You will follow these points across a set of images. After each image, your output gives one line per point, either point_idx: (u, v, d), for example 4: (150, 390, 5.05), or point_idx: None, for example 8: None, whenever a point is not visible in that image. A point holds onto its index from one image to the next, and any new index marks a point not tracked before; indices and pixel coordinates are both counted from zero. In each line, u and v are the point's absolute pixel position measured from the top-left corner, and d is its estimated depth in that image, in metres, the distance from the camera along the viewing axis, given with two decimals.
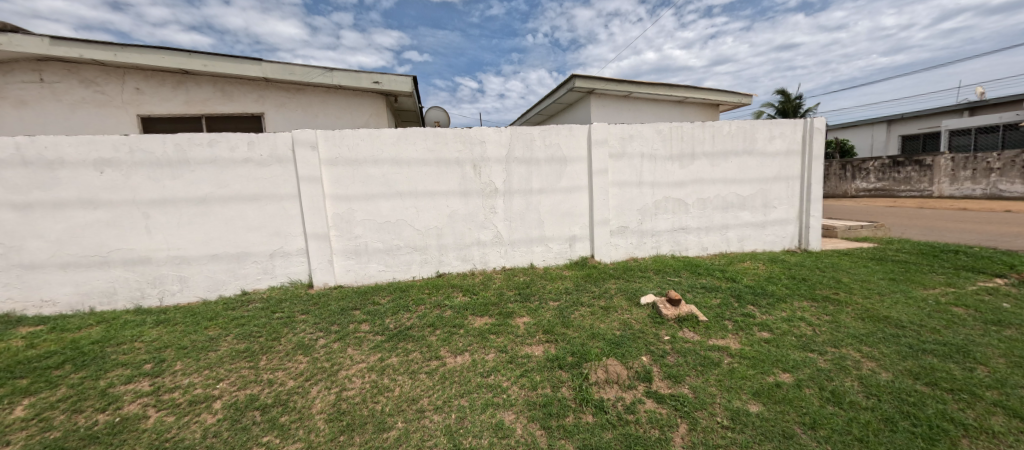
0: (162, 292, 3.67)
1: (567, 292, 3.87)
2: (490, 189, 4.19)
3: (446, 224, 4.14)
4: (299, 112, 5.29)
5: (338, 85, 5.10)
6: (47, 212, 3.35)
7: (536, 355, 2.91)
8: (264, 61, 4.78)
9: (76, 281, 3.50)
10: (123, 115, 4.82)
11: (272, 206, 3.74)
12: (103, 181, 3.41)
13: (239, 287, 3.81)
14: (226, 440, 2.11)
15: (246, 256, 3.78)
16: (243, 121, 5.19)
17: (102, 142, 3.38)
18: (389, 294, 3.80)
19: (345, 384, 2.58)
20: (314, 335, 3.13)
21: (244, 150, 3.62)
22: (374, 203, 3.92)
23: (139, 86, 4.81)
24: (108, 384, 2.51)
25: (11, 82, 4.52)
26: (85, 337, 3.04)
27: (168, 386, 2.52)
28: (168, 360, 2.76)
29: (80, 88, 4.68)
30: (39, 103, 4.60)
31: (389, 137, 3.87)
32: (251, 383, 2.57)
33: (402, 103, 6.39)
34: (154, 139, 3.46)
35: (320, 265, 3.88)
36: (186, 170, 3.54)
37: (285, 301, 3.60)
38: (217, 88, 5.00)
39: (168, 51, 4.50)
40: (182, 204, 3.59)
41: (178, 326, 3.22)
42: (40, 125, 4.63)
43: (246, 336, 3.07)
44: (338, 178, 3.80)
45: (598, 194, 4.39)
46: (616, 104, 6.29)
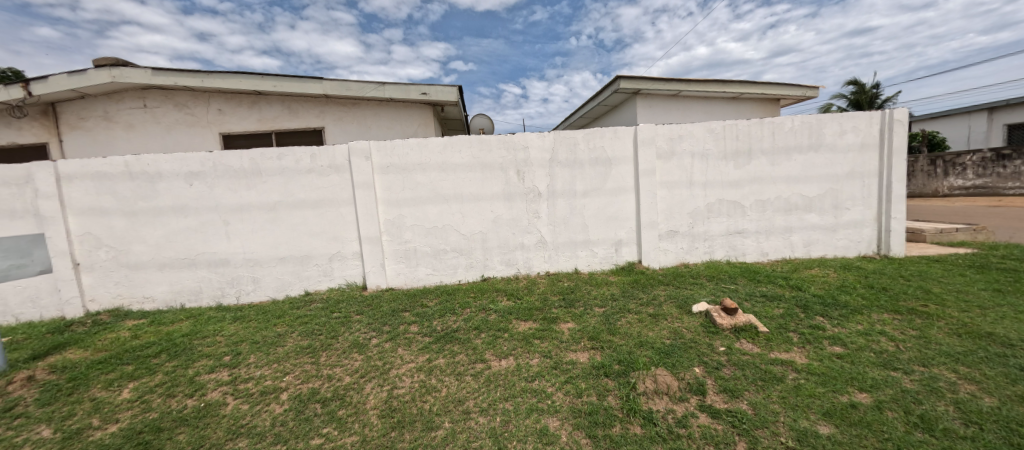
0: (238, 292, 4.05)
1: (613, 298, 3.76)
2: (534, 194, 4.17)
3: (490, 228, 4.18)
4: (355, 124, 5.64)
5: (389, 98, 5.38)
6: (148, 220, 3.85)
7: (581, 362, 2.86)
8: (323, 79, 5.17)
9: (170, 281, 3.98)
10: (208, 134, 5.43)
11: (332, 213, 4.02)
12: (192, 192, 3.86)
13: (303, 288, 4.11)
14: (291, 430, 2.33)
15: (308, 259, 4.08)
16: (306, 135, 5.63)
17: (190, 157, 3.82)
18: (436, 297, 3.89)
19: (395, 383, 2.73)
20: (368, 334, 3.30)
21: (307, 162, 3.92)
22: (422, 209, 4.06)
23: (220, 107, 5.40)
24: (195, 373, 2.82)
25: (121, 108, 5.26)
26: (176, 331, 3.43)
27: (242, 377, 2.79)
28: (243, 353, 3.04)
29: (174, 112, 5.34)
30: (143, 126, 5.31)
31: (435, 145, 3.99)
32: (313, 377, 2.79)
33: (448, 112, 6.61)
34: (231, 154, 3.85)
35: (373, 268, 4.07)
36: (258, 181, 3.91)
37: (342, 302, 3.82)
38: (284, 106, 5.48)
39: (244, 75, 5.01)
40: (255, 212, 3.95)
41: (251, 322, 3.54)
42: (143, 145, 5.34)
43: (309, 333, 3.30)
44: (389, 185, 3.99)
45: (645, 197, 4.23)
46: (663, 103, 6.05)
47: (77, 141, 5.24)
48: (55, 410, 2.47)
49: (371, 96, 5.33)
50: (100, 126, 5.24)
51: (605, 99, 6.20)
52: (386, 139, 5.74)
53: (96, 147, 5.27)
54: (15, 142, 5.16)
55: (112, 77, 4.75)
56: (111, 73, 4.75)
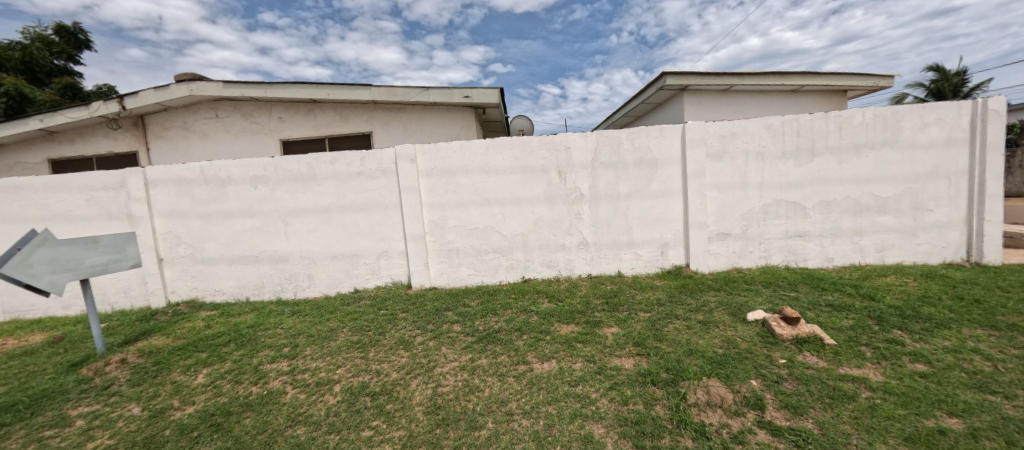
0: (295, 287, 4.31)
1: (659, 303, 3.61)
2: (576, 195, 4.10)
3: (531, 230, 4.16)
4: (400, 128, 5.85)
5: (432, 102, 5.53)
6: (219, 220, 4.20)
7: (627, 368, 2.76)
8: (372, 86, 5.41)
9: (237, 276, 4.32)
10: (269, 141, 5.85)
11: (380, 214, 4.18)
12: (256, 194, 4.17)
13: (353, 285, 4.31)
14: (343, 421, 2.44)
15: (358, 258, 4.27)
16: (356, 140, 5.92)
17: (255, 162, 4.12)
18: (478, 298, 3.92)
19: (440, 381, 2.78)
20: (413, 332, 3.39)
21: (358, 165, 4.10)
22: (465, 211, 4.12)
23: (280, 115, 5.81)
24: (259, 362, 3.04)
25: (197, 119, 5.81)
26: (241, 322, 3.71)
27: (299, 368, 2.96)
28: (300, 345, 3.24)
29: (241, 121, 5.82)
30: (215, 134, 5.83)
31: (478, 148, 4.04)
32: (362, 371, 2.91)
33: (490, 114, 6.69)
34: (290, 159, 4.12)
35: (418, 267, 4.19)
36: (314, 183, 4.15)
37: (389, 300, 3.96)
38: (336, 113, 5.80)
39: (301, 85, 5.35)
40: (311, 213, 4.19)
41: (307, 317, 3.76)
42: (214, 151, 5.85)
43: (359, 329, 3.45)
44: (433, 187, 4.08)
45: (694, 198, 4.02)
46: (713, 99, 5.74)
47: (161, 149, 5.84)
48: (143, 390, 2.75)
49: (416, 101, 5.50)
50: (180, 135, 5.81)
51: (650, 96, 5.99)
52: (430, 142, 5.90)
53: (176, 154, 5.85)
54: (111, 150, 5.84)
55: (189, 90, 5.25)
56: (189, 87, 5.25)
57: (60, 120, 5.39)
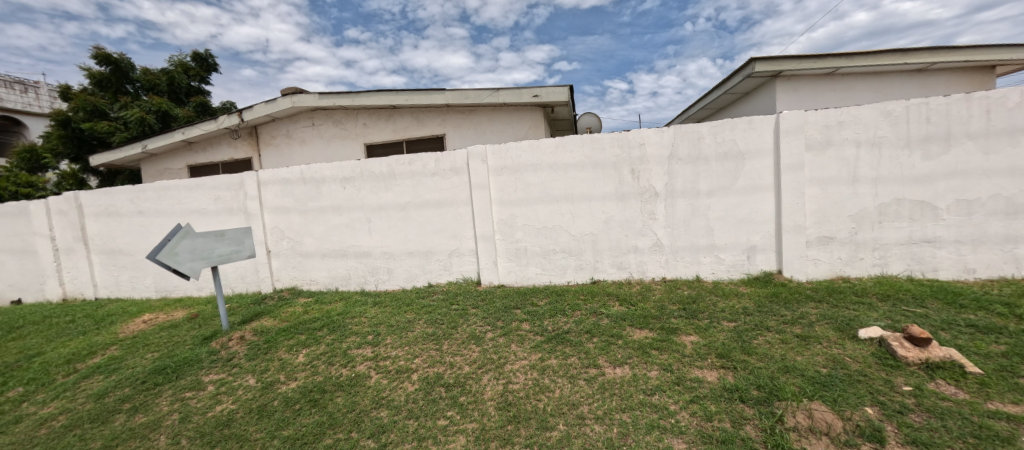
0: (377, 280, 4.66)
1: (746, 313, 3.27)
2: (650, 193, 3.89)
3: (601, 230, 4.04)
4: (471, 130, 6.05)
5: (502, 103, 5.64)
6: (315, 217, 4.70)
7: (710, 381, 2.54)
8: (446, 90, 5.66)
9: (328, 268, 4.78)
10: (354, 145, 6.40)
11: (452, 212, 4.35)
12: (345, 194, 4.58)
13: (427, 280, 4.54)
14: (421, 408, 2.56)
15: (432, 254, 4.49)
16: (429, 142, 6.24)
17: (344, 165, 4.54)
18: (546, 297, 3.90)
19: (510, 378, 2.80)
20: (484, 328, 3.47)
21: (433, 166, 4.32)
22: (533, 210, 4.13)
23: (364, 121, 6.33)
24: (348, 347, 3.32)
25: (296, 127, 6.55)
26: (332, 310, 4.10)
27: (381, 355, 3.18)
28: (382, 334, 3.48)
29: (331, 128, 6.44)
30: (310, 141, 6.53)
31: (547, 146, 4.02)
32: (437, 363, 3.04)
33: (558, 113, 6.64)
34: (374, 161, 4.46)
35: (487, 265, 4.29)
36: (394, 184, 4.45)
37: (460, 295, 4.10)
38: (413, 117, 6.17)
39: (383, 92, 5.78)
40: (391, 211, 4.50)
41: (387, 307, 4.04)
42: (310, 156, 6.55)
43: (433, 322, 3.62)
44: (502, 186, 4.15)
45: (789, 196, 3.59)
46: (812, 85, 5.10)
47: (269, 155, 6.69)
48: (256, 364, 3.16)
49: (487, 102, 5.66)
50: (283, 142, 6.61)
51: (735, 86, 5.49)
52: (499, 142, 6.02)
53: (279, 159, 6.65)
54: (232, 157, 6.82)
55: (292, 102, 5.94)
56: (291, 100, 5.95)
57: (195, 132, 6.44)
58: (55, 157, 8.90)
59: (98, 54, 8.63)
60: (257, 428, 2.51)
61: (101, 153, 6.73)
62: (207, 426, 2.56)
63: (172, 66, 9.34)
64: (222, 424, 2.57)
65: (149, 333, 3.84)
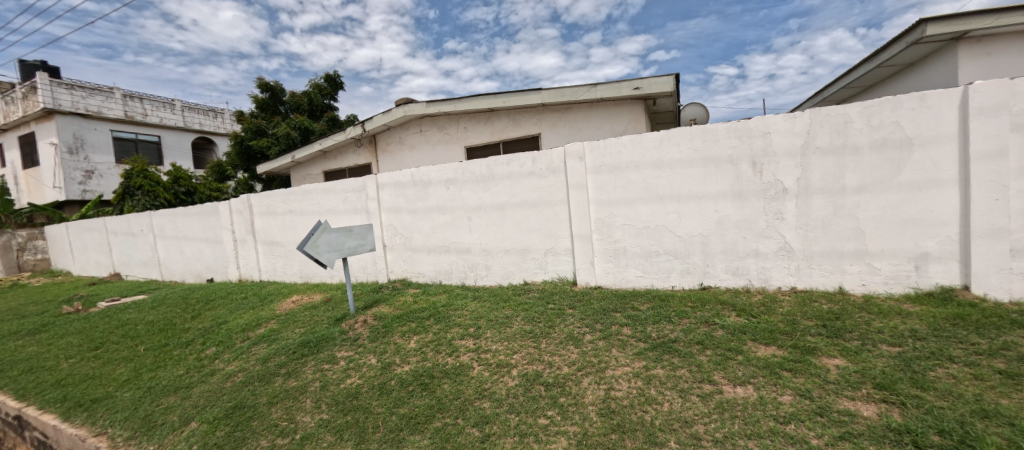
0: (476, 276, 4.90)
1: (916, 337, 2.61)
2: (777, 190, 3.38)
3: (714, 230, 3.64)
4: (567, 128, 6.02)
5: (600, 98, 5.49)
6: (422, 216, 5.13)
7: (867, 417, 2.07)
8: (543, 89, 5.72)
9: (433, 263, 5.18)
10: (455, 148, 6.84)
11: (548, 211, 4.35)
12: (448, 194, 4.91)
13: (523, 278, 4.61)
14: (522, 404, 2.59)
15: (528, 252, 4.55)
16: (525, 142, 6.37)
17: (448, 167, 4.86)
18: (649, 302, 3.65)
19: (612, 384, 2.66)
20: (582, 329, 3.38)
21: (529, 165, 4.37)
22: (634, 209, 3.91)
23: (464, 126, 6.72)
24: (453, 337, 3.54)
25: (406, 135, 7.24)
26: (437, 301, 4.43)
27: (483, 348, 3.31)
28: (482, 328, 3.63)
29: (436, 134, 6.98)
30: (418, 146, 7.15)
31: (651, 141, 3.76)
32: (536, 361, 3.05)
33: (660, 104, 6.23)
34: (475, 163, 4.69)
35: (583, 265, 4.20)
36: (493, 183, 4.62)
37: (556, 295, 4.08)
38: (510, 119, 6.36)
39: (483, 96, 6.06)
40: (490, 210, 4.69)
41: (486, 302, 4.21)
42: (417, 160, 7.18)
43: (530, 319, 3.65)
44: (601, 185, 4.01)
45: (982, 192, 2.78)
46: (1017, 44, 3.93)
47: (384, 160, 7.52)
48: (377, 346, 3.55)
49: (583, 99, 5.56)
50: (395, 149, 7.37)
51: (894, 57, 4.52)
52: (597, 138, 5.87)
53: (392, 164, 7.43)
54: (356, 163, 7.85)
55: (404, 112, 6.60)
56: (403, 110, 6.60)
57: (329, 142, 7.59)
58: (234, 167, 11.34)
59: (262, 83, 10.68)
60: (379, 403, 2.81)
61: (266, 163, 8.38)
62: (340, 395, 2.95)
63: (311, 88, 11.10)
64: (351, 396, 2.93)
65: (296, 311, 4.61)
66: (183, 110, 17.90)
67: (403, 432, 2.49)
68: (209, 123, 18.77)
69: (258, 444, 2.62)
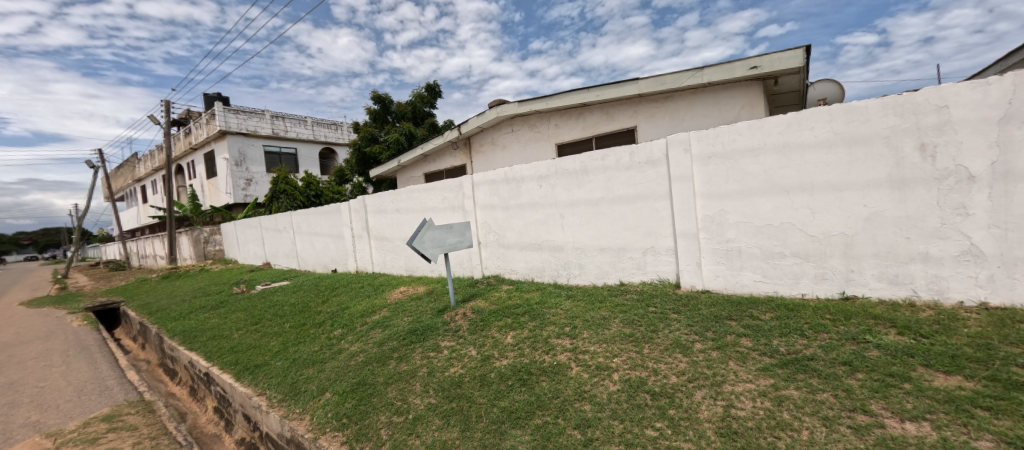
0: (569, 274, 4.83)
1: None
2: (958, 178, 2.67)
3: (861, 229, 3.04)
4: (667, 118, 5.66)
5: (707, 82, 5.09)
6: (515, 214, 5.25)
7: None
8: (640, 79, 5.48)
9: (525, 260, 5.25)
10: (546, 146, 6.83)
11: (648, 208, 4.10)
12: (541, 191, 4.95)
13: (619, 278, 4.41)
14: (626, 412, 2.44)
15: (624, 252, 4.34)
16: (620, 136, 6.11)
17: (541, 165, 4.90)
18: (773, 311, 3.19)
19: (732, 401, 2.36)
20: (690, 336, 3.10)
21: (627, 159, 4.18)
22: (751, 203, 3.49)
23: (556, 122, 6.68)
24: (549, 335, 3.53)
25: (499, 135, 7.47)
26: (530, 298, 4.47)
27: (580, 349, 3.24)
28: (578, 328, 3.55)
29: (528, 132, 7.06)
30: (510, 145, 7.32)
31: (775, 125, 3.31)
32: (639, 366, 2.87)
33: (784, 84, 5.51)
34: (568, 159, 4.65)
35: (689, 266, 3.87)
36: (587, 180, 4.53)
37: (657, 297, 3.81)
38: (604, 112, 6.16)
39: (575, 92, 6.01)
40: (584, 207, 4.59)
41: (580, 302, 4.11)
42: (510, 159, 7.36)
43: (630, 322, 3.47)
44: (710, 177, 3.67)
45: None
46: None
47: (478, 161, 7.88)
48: (476, 339, 3.71)
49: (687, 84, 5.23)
50: (489, 149, 7.66)
51: None
52: (702, 127, 5.44)
53: (486, 163, 7.74)
54: (453, 164, 8.40)
55: (497, 113, 6.87)
56: (497, 111, 6.87)
57: (430, 146, 8.25)
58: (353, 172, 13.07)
59: (374, 96, 12.05)
60: (480, 394, 2.92)
61: (377, 168, 9.50)
62: (445, 382, 3.14)
63: (414, 98, 12.21)
64: (455, 384, 3.10)
65: (404, 301, 5.07)
66: (314, 125, 21.07)
67: (504, 424, 2.54)
68: (332, 135, 21.73)
69: (378, 418, 2.92)
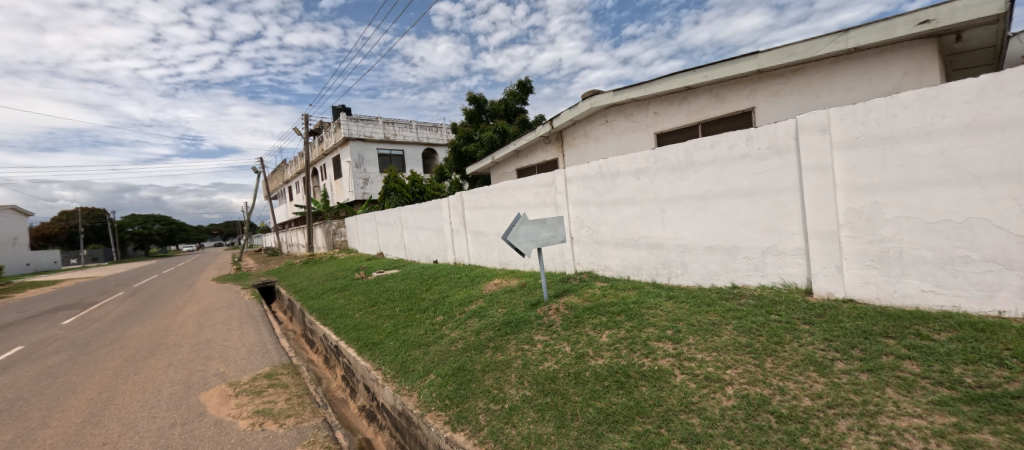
0: (669, 274, 4.49)
1: None
2: None
3: None
4: (796, 95, 4.94)
5: (853, 47, 4.30)
6: (610, 209, 5.07)
7: None
8: (761, 53, 4.87)
9: (620, 256, 5.05)
10: (645, 135, 6.43)
11: (769, 201, 3.62)
12: (639, 185, 4.69)
13: (730, 280, 3.97)
14: (743, 432, 2.14)
15: (738, 250, 3.89)
16: (733, 120, 5.52)
17: (638, 156, 4.65)
18: (952, 330, 2.52)
19: (892, 438, 1.89)
20: (828, 353, 2.62)
21: (743, 146, 3.74)
22: (920, 194, 2.78)
23: (656, 110, 6.24)
24: (648, 337, 3.33)
25: (592, 127, 7.25)
26: (626, 297, 4.28)
27: (686, 355, 2.98)
28: (682, 332, 3.28)
29: (623, 122, 6.72)
30: (604, 137, 7.05)
31: (959, 93, 2.55)
32: (759, 382, 2.51)
33: (971, 39, 4.34)
34: (670, 149, 4.32)
35: (824, 270, 3.30)
36: (692, 171, 4.15)
37: (780, 304, 3.32)
38: (713, 94, 5.61)
39: (679, 75, 5.59)
40: (688, 201, 4.22)
41: (684, 304, 3.79)
42: (604, 151, 7.08)
43: (746, 330, 3.08)
44: (857, 164, 3.04)
45: None
46: None
47: (570, 154, 7.79)
48: (570, 335, 3.69)
49: (824, 53, 4.48)
50: (582, 142, 7.48)
51: None
52: (845, 102, 4.61)
53: (578, 157, 7.61)
54: (544, 159, 8.46)
55: (591, 104, 6.71)
56: (590, 102, 6.73)
57: (522, 141, 8.45)
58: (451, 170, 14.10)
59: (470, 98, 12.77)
60: (575, 392, 2.88)
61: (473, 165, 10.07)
62: (539, 376, 3.18)
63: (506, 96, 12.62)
64: (549, 379, 3.12)
65: (499, 293, 5.31)
66: (417, 127, 23.17)
67: (602, 427, 2.46)
68: (433, 137, 23.69)
69: (477, 403, 3.08)
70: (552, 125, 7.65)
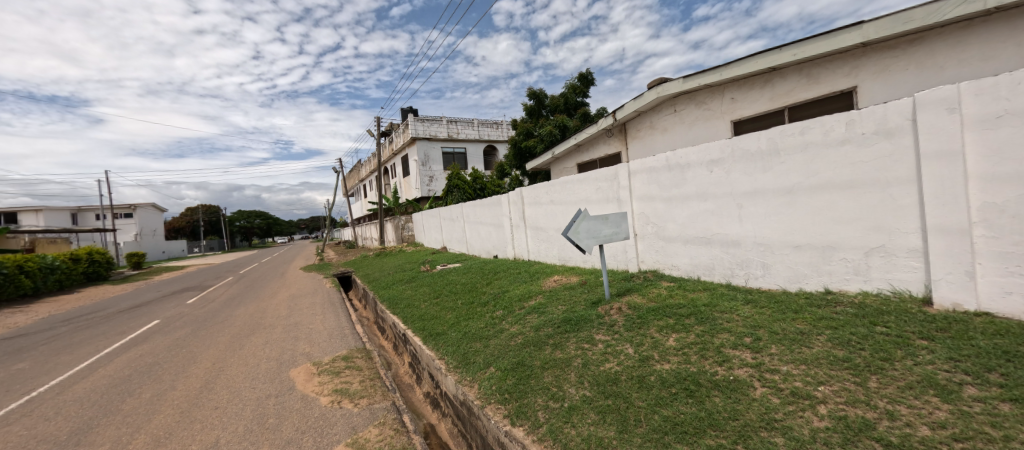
0: (748, 275, 4.13)
1: None
2: None
3: None
4: (913, 69, 4.21)
5: (995, 6, 3.54)
6: (679, 204, 4.78)
7: None
8: (866, 23, 4.24)
9: (689, 255, 4.74)
10: (720, 124, 5.96)
11: (874, 195, 3.14)
12: (712, 178, 4.36)
13: (823, 284, 3.55)
14: None
15: (833, 251, 3.45)
16: (829, 103, 4.90)
17: (712, 147, 4.32)
18: None
19: None
20: (954, 376, 2.20)
21: (842, 131, 3.28)
22: None
23: (733, 95, 5.74)
24: (722, 343, 3.09)
25: (659, 117, 6.89)
26: (696, 299, 4.01)
27: (767, 366, 2.72)
28: (763, 340, 2.99)
29: (695, 111, 6.28)
30: (672, 127, 6.66)
31: None
32: (860, 403, 2.19)
33: None
34: (751, 138, 3.96)
35: (948, 276, 2.78)
36: (777, 161, 3.77)
37: (887, 315, 2.88)
38: (803, 74, 5.03)
39: (762, 55, 5.10)
40: (772, 195, 3.85)
41: (766, 309, 3.45)
42: (672, 142, 6.69)
43: (843, 343, 2.72)
44: (999, 148, 2.48)
45: None
46: None
47: (635, 147, 7.46)
48: (633, 336, 3.56)
49: (953, 16, 3.75)
50: (647, 134, 7.13)
51: None
52: (983, 74, 3.83)
53: (644, 149, 7.26)
54: (607, 153, 8.21)
55: (658, 93, 6.39)
56: (658, 91, 6.40)
57: (584, 135, 8.30)
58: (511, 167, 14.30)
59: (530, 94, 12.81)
60: (639, 396, 2.78)
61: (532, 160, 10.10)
62: (600, 377, 3.12)
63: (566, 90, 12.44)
64: (610, 380, 3.04)
65: (558, 290, 5.29)
66: (477, 126, 23.81)
67: (668, 436, 2.33)
68: (493, 134, 24.16)
69: (536, 400, 3.11)
70: (615, 117, 7.39)
